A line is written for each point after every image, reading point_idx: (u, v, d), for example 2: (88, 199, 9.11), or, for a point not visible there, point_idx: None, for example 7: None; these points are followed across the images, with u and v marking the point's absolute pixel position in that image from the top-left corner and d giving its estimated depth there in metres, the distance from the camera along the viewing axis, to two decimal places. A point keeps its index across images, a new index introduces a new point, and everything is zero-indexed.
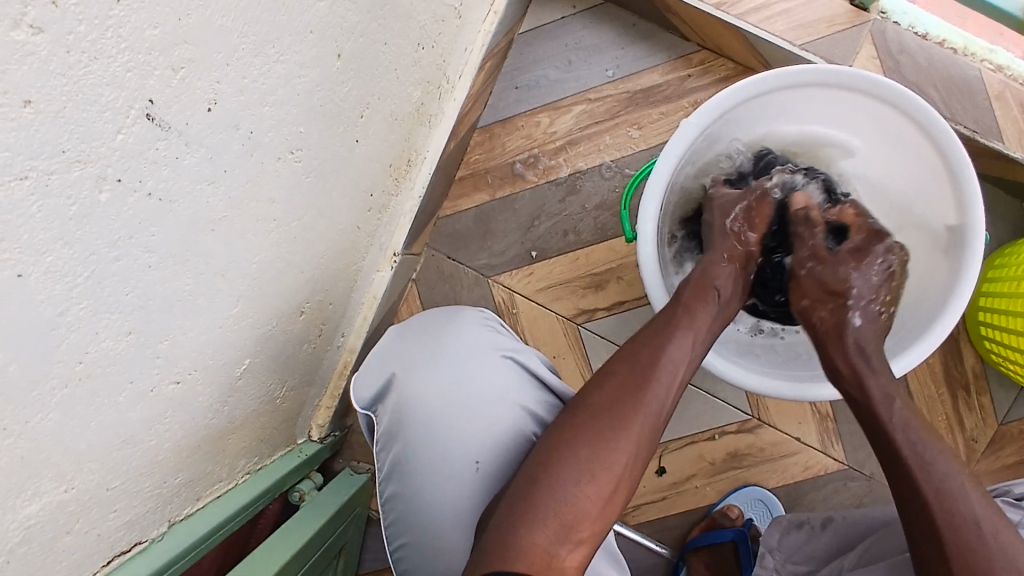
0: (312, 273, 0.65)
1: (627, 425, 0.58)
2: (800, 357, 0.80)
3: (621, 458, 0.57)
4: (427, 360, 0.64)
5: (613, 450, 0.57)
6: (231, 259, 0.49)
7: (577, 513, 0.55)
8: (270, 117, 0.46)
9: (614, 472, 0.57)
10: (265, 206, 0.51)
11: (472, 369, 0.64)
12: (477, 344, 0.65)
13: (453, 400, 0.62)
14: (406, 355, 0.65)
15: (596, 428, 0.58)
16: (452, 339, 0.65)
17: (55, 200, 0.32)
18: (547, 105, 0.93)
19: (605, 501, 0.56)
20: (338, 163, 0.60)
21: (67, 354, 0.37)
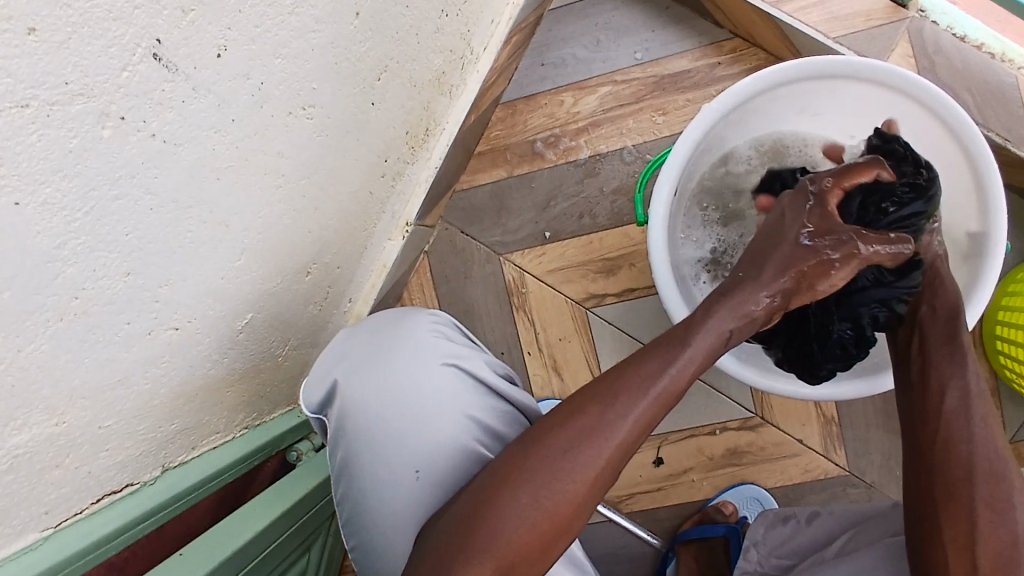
0: (320, 234, 0.65)
1: (583, 464, 0.52)
2: None
3: (570, 499, 0.52)
4: (371, 367, 0.62)
5: (564, 490, 0.52)
6: (235, 210, 0.49)
7: (517, 552, 0.51)
8: (282, 69, 0.46)
9: (562, 511, 0.52)
10: (273, 160, 0.51)
11: (412, 377, 0.61)
12: (420, 351, 0.63)
13: (391, 411, 0.60)
14: (349, 362, 0.64)
15: (547, 463, 0.52)
16: (399, 343, 0.63)
17: (56, 132, 0.32)
18: (572, 84, 0.91)
19: (547, 541, 0.52)
20: (352, 124, 0.60)
21: (63, 288, 0.37)
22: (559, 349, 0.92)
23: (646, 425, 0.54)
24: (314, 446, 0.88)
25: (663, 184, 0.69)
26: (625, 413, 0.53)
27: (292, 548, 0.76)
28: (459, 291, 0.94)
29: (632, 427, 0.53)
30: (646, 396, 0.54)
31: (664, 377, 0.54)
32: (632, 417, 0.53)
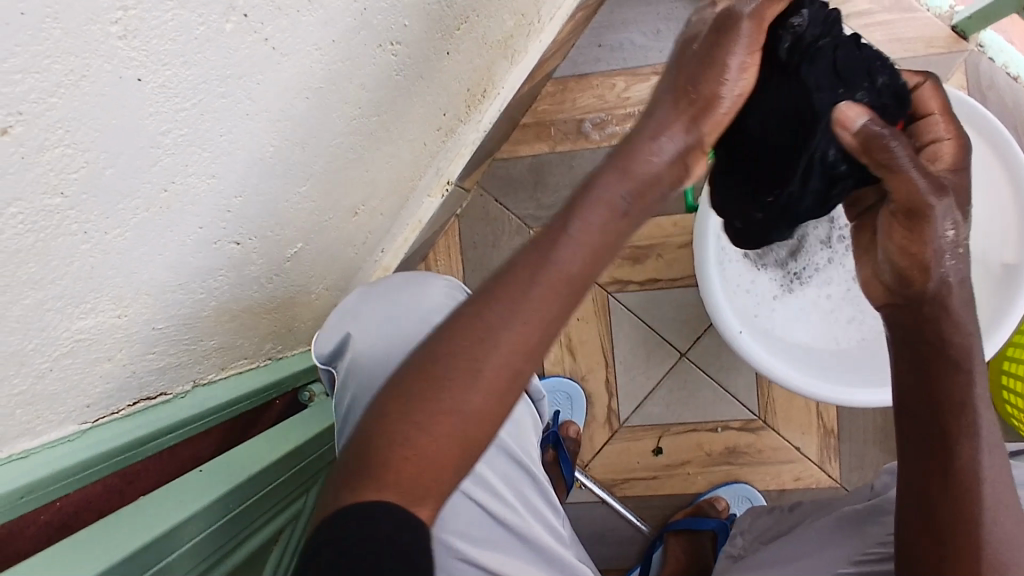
0: (374, 176, 0.65)
1: (472, 355, 0.42)
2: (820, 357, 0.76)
3: (484, 397, 0.42)
4: (378, 324, 0.64)
5: (468, 389, 0.42)
6: (314, 132, 0.49)
7: (421, 460, 0.42)
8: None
9: (459, 413, 0.42)
10: (355, 91, 0.51)
11: (418, 339, 0.63)
12: (429, 314, 0.64)
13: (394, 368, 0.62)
14: (364, 315, 0.64)
15: (446, 360, 0.43)
16: (404, 303, 0.65)
17: (188, 14, 0.32)
18: (626, 70, 0.92)
19: (450, 448, 0.42)
20: (426, 69, 0.60)
21: (157, 176, 0.37)
22: (576, 329, 0.94)
23: (562, 295, 0.44)
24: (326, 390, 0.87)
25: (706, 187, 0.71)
26: (517, 297, 0.43)
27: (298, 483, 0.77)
28: (485, 258, 0.95)
29: (538, 295, 0.43)
30: (569, 248, 0.43)
31: (568, 257, 0.43)
32: (533, 290, 0.43)
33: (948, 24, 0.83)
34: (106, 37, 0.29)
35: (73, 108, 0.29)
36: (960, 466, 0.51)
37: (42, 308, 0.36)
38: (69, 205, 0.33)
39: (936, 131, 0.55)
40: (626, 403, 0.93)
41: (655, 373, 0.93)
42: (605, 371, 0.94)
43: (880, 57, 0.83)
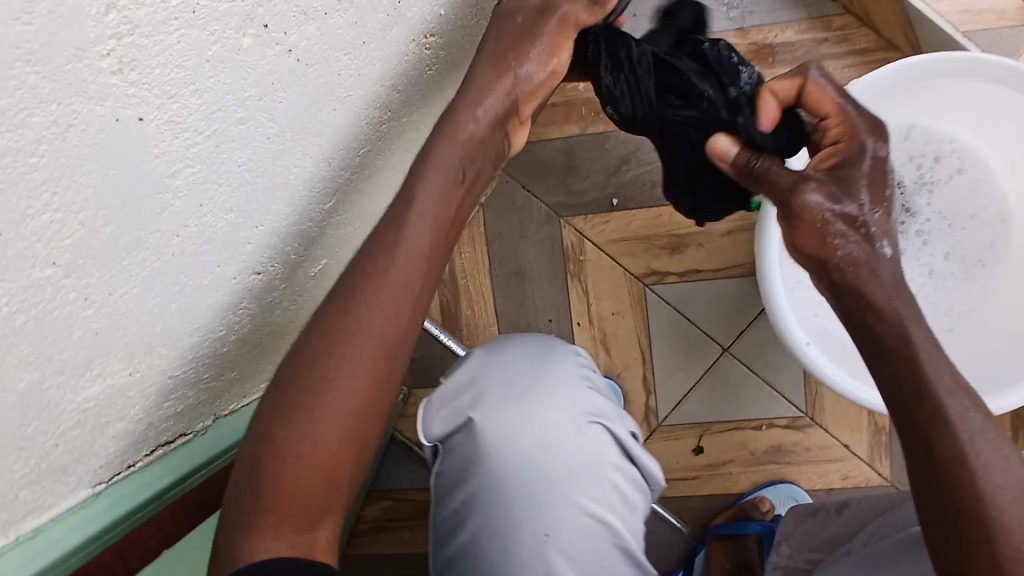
0: (401, 180, 0.58)
1: (346, 360, 0.41)
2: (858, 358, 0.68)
3: (356, 383, 0.41)
4: (509, 407, 0.52)
5: (339, 391, 0.41)
6: (342, 145, 0.43)
7: (310, 469, 0.40)
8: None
9: (337, 419, 0.41)
10: (386, 94, 0.44)
11: (558, 428, 0.52)
12: (571, 403, 0.53)
13: (534, 459, 0.52)
14: (488, 394, 0.53)
15: (318, 370, 0.41)
16: (543, 388, 0.54)
17: (198, 32, 0.26)
18: None
19: (337, 455, 0.41)
20: (459, 60, 0.52)
21: (167, 223, 0.31)
22: (611, 324, 0.88)
23: (422, 274, 0.44)
24: None
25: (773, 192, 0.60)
26: (377, 295, 0.42)
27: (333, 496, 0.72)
28: (512, 250, 0.89)
29: (399, 281, 0.43)
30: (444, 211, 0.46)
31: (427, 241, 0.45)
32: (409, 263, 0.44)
33: None
34: (98, 74, 0.22)
35: (62, 166, 0.23)
36: (939, 444, 0.42)
37: (39, 387, 0.30)
38: (64, 273, 0.27)
39: (832, 134, 0.50)
40: (664, 401, 0.89)
41: (695, 369, 0.88)
42: (642, 368, 0.88)
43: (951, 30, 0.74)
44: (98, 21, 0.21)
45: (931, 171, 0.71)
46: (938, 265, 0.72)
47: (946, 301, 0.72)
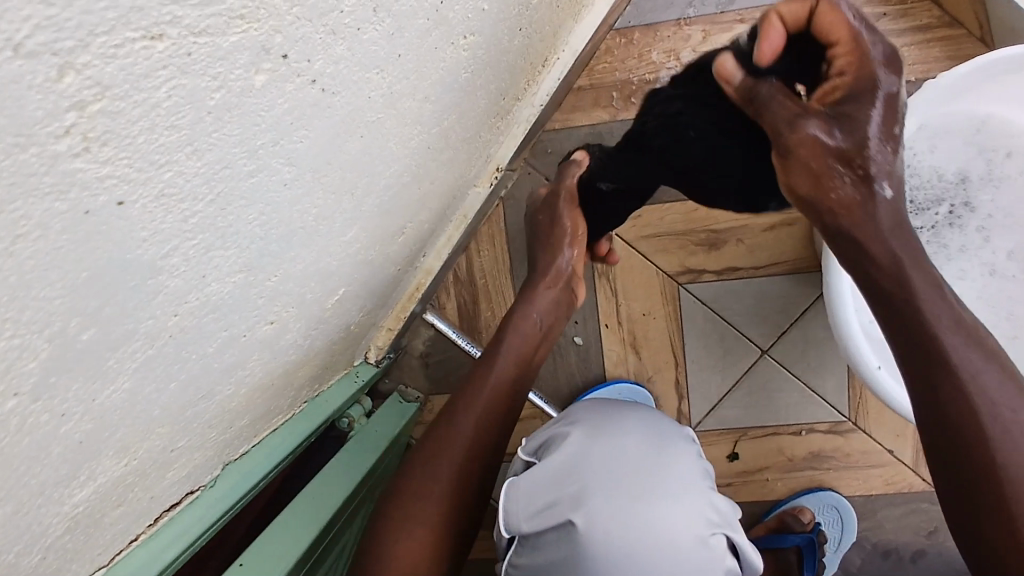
0: (425, 191, 0.52)
1: (449, 459, 0.50)
2: None
3: (447, 489, 0.50)
4: (627, 502, 0.46)
5: (436, 489, 0.49)
6: (368, 171, 0.36)
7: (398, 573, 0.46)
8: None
9: (428, 519, 0.48)
10: (417, 106, 0.37)
11: (679, 528, 0.46)
12: (693, 503, 0.47)
13: (648, 564, 0.45)
14: (601, 485, 0.47)
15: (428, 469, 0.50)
16: (661, 484, 0.47)
17: (194, 79, 0.18)
18: (705, 17, 0.75)
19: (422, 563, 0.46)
20: (494, 56, 0.45)
21: (162, 306, 0.25)
22: (641, 325, 0.82)
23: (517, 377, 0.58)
24: (365, 411, 0.75)
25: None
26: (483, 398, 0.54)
27: (354, 519, 0.67)
28: None
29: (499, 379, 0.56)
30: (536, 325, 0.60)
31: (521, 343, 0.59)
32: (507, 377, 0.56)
33: None
34: (52, 162, 0.15)
35: (12, 288, 0.16)
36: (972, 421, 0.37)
37: (12, 518, 0.24)
38: (30, 399, 0.20)
39: (839, 63, 0.43)
40: (698, 405, 0.83)
41: (731, 372, 0.82)
42: (675, 372, 0.83)
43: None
44: (46, 95, 0.14)
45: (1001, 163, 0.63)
46: (1002, 265, 0.63)
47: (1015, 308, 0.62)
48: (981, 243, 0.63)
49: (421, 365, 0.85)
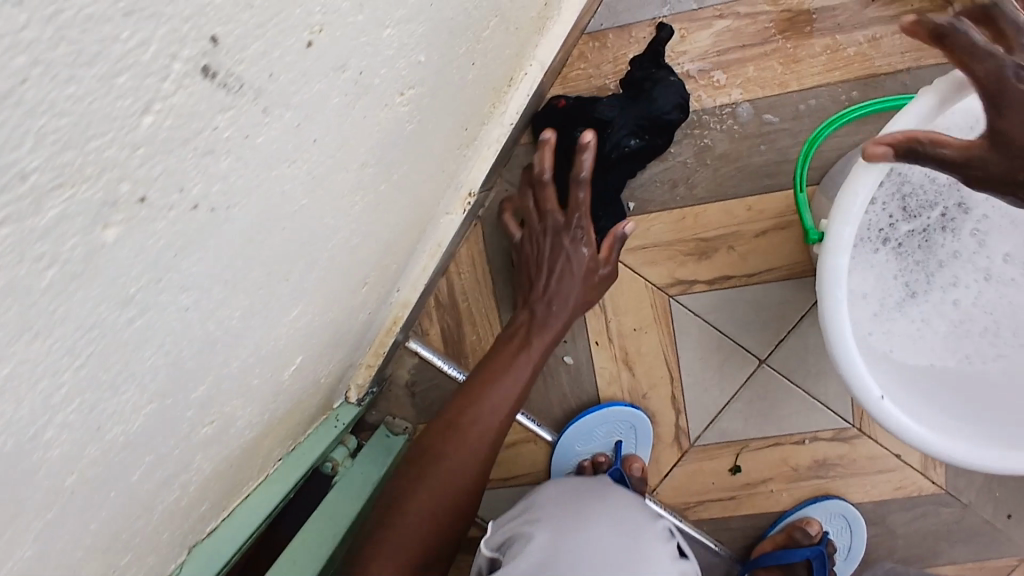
0: (385, 237, 0.48)
1: (447, 457, 0.54)
2: (956, 392, 0.57)
3: (446, 487, 0.53)
4: None
5: (435, 485, 0.53)
6: (305, 251, 0.32)
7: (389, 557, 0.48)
8: (387, 36, 0.27)
9: (427, 507, 0.51)
10: (355, 174, 0.33)
11: None
12: None
13: None
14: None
15: (432, 468, 0.53)
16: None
17: (11, 271, 0.14)
18: (683, 15, 0.71)
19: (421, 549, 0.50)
20: (446, 96, 0.41)
21: (50, 475, 0.21)
22: (633, 341, 0.79)
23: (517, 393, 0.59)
24: (350, 451, 0.72)
25: (847, 213, 0.49)
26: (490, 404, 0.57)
27: None
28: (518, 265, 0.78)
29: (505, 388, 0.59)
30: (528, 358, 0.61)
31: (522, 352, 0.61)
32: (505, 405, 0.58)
33: None
34: None
35: None
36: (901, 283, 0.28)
37: None
38: None
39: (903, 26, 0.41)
40: (697, 419, 0.80)
41: (730, 383, 0.79)
42: (671, 386, 0.80)
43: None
44: None
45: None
46: (997, 268, 0.61)
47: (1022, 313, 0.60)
48: (980, 246, 0.62)
49: (408, 394, 0.81)
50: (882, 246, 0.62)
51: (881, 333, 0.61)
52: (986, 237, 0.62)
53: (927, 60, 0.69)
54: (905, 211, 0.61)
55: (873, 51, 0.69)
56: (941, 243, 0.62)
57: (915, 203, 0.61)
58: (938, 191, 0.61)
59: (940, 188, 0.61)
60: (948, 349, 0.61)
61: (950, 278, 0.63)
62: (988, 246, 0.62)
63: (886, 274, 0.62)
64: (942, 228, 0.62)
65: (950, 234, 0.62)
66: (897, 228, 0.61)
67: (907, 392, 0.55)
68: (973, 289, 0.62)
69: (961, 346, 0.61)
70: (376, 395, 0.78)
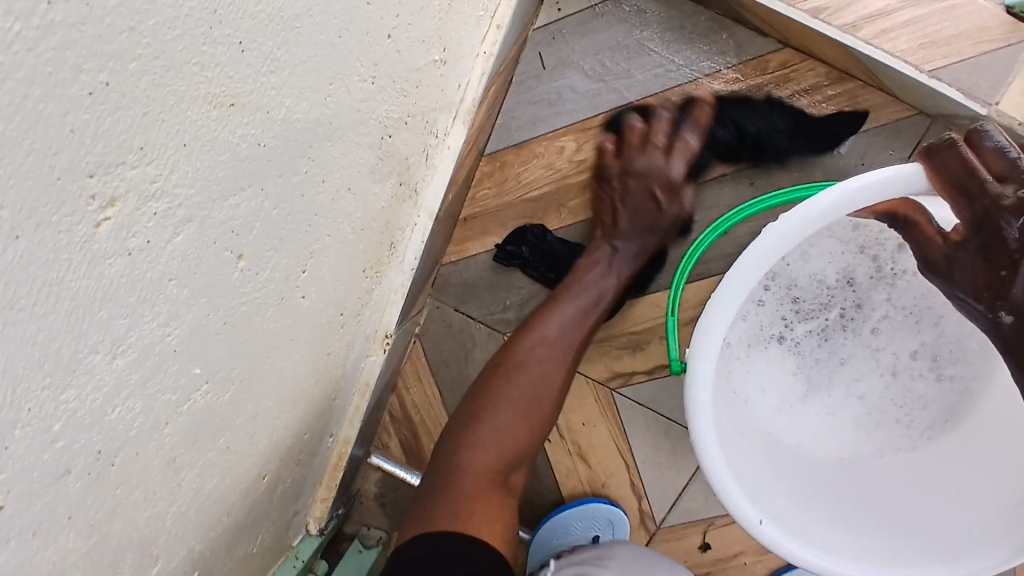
0: (271, 438, 0.51)
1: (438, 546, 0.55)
2: (818, 492, 0.67)
3: None
4: None
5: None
6: (128, 542, 0.35)
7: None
8: (120, 420, 0.30)
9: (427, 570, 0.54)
10: (163, 470, 0.36)
11: None
12: None
13: None
14: None
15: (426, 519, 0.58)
16: None
17: None
18: (575, 125, 0.74)
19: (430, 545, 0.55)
20: (278, 336, 0.43)
21: None
22: (583, 435, 0.80)
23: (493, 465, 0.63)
24: None
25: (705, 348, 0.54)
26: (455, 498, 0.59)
27: None
28: (459, 375, 0.80)
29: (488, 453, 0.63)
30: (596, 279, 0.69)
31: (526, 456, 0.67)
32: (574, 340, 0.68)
33: (1001, 8, 0.62)
34: None
35: None
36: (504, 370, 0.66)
37: None
38: None
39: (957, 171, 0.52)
40: (659, 502, 0.80)
41: (686, 465, 0.79)
42: (628, 474, 0.80)
43: (909, 71, 0.63)
44: None
45: (890, 263, 0.70)
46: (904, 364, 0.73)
47: (912, 416, 0.72)
48: (876, 344, 0.73)
49: (379, 505, 0.85)
50: (778, 344, 0.74)
51: (783, 416, 0.73)
52: (883, 335, 0.73)
53: (830, 134, 0.69)
54: (798, 312, 0.73)
55: (774, 133, 0.70)
56: (843, 341, 0.73)
57: (807, 304, 0.73)
58: (830, 292, 0.72)
59: (833, 291, 0.72)
60: (842, 439, 0.73)
61: (856, 377, 0.74)
62: (885, 343, 0.73)
63: (786, 373, 0.74)
64: (842, 326, 0.73)
65: (849, 334, 0.73)
66: (793, 328, 0.73)
67: (783, 493, 0.64)
68: (878, 388, 0.73)
69: (858, 444, 0.73)
70: (345, 513, 0.82)
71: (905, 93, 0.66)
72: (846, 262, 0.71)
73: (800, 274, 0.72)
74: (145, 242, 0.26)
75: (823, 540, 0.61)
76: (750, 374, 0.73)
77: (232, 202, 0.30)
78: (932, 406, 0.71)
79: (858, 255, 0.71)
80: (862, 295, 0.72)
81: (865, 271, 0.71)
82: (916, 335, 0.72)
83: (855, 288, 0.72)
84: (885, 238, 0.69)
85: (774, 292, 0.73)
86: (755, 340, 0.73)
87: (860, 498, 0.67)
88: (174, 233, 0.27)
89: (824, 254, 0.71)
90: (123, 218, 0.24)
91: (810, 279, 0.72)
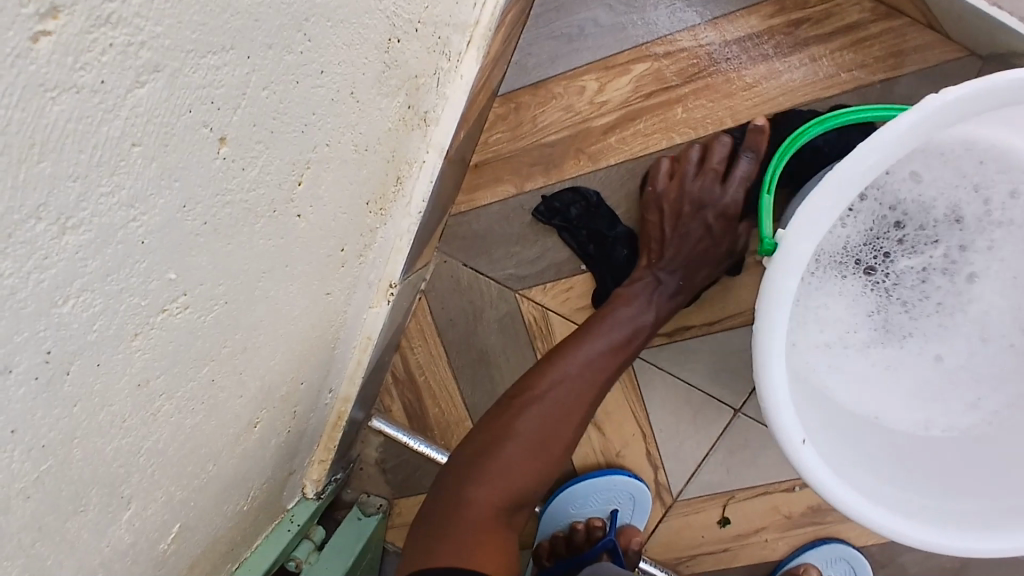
0: (264, 381, 0.46)
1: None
2: (853, 435, 0.65)
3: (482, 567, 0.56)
4: None
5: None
6: (95, 471, 0.31)
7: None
8: (76, 315, 0.25)
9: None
10: (132, 394, 0.31)
11: None
12: None
13: None
14: None
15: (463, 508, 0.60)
16: None
17: None
18: (597, 63, 0.69)
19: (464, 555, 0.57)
20: (269, 259, 0.38)
21: None
22: None
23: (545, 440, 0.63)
24: (316, 544, 0.70)
25: (789, 269, 0.49)
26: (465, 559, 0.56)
27: None
28: (470, 334, 0.76)
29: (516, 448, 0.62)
30: (644, 290, 0.66)
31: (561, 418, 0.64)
32: (583, 390, 0.64)
33: None
34: None
35: None
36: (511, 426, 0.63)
37: None
38: None
39: None
40: (678, 473, 0.75)
41: (707, 436, 0.74)
42: (645, 443, 0.75)
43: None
44: None
45: (1004, 209, 0.65)
46: (989, 327, 0.68)
47: (974, 387, 0.68)
48: (964, 293, 0.69)
49: (380, 472, 0.80)
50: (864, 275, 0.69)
51: (841, 345, 0.70)
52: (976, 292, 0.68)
53: (874, 74, 0.64)
54: (899, 243, 0.68)
55: (813, 74, 0.66)
56: (932, 284, 0.69)
57: (910, 235, 0.67)
58: (937, 228, 0.67)
59: (937, 228, 0.67)
60: (896, 391, 0.70)
61: (931, 328, 0.70)
62: (975, 299, 0.68)
63: (864, 311, 0.70)
64: (936, 270, 0.69)
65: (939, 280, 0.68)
66: (890, 262, 0.68)
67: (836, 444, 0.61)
68: (950, 343, 0.70)
69: (907, 402, 0.70)
70: (344, 479, 0.78)
71: (957, 30, 0.61)
72: (955, 198, 0.66)
73: (911, 199, 0.66)
74: (98, 81, 0.21)
75: (875, 497, 0.58)
76: (819, 307, 0.69)
77: (210, 62, 0.26)
78: (1007, 384, 0.67)
79: (974, 193, 0.65)
80: (964, 239, 0.67)
81: (977, 213, 0.66)
82: (1005, 299, 0.68)
83: (963, 227, 0.66)
84: (1004, 177, 0.63)
85: (876, 213, 0.67)
86: (845, 265, 0.68)
87: (911, 462, 0.65)
88: (136, 80, 0.22)
89: (941, 188, 0.66)
90: (66, 40, 0.19)
91: (921, 206, 0.66)
